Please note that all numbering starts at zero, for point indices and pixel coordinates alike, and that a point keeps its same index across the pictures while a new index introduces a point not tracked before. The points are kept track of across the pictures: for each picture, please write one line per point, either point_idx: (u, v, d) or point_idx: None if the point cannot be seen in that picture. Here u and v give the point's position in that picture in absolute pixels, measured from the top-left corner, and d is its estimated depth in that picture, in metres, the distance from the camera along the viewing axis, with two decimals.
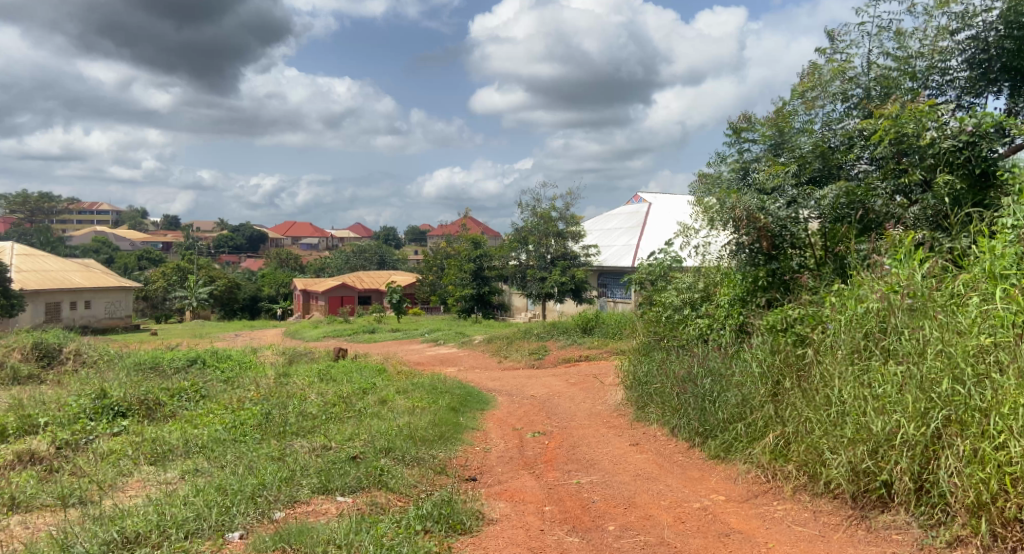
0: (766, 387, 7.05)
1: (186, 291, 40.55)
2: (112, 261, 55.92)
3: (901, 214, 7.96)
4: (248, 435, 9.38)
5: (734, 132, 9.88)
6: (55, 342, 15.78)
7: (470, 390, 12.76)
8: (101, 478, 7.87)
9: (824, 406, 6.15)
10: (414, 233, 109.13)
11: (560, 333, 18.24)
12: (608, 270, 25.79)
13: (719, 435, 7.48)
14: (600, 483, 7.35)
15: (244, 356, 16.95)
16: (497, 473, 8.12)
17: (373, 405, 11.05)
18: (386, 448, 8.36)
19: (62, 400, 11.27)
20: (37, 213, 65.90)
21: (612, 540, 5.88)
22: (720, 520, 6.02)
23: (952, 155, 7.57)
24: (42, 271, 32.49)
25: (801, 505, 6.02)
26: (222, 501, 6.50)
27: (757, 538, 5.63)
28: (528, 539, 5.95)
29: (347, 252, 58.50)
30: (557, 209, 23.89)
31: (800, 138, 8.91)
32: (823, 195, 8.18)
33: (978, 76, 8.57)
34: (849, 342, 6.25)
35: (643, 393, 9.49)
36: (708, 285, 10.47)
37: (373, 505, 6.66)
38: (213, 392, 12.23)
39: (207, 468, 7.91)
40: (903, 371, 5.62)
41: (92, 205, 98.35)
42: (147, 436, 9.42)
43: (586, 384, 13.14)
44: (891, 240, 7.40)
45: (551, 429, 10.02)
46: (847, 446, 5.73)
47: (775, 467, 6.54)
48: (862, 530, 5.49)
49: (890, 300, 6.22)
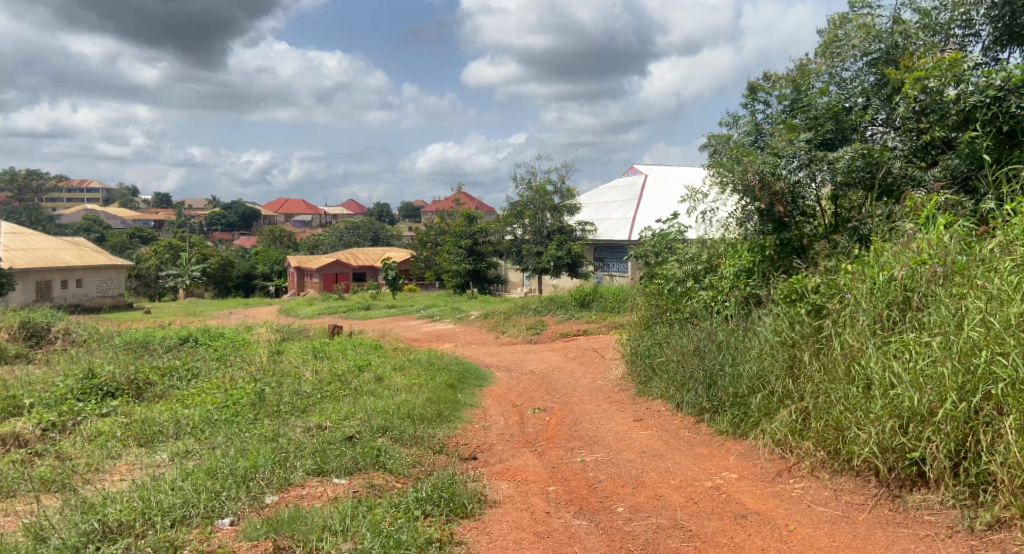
0: (781, 359, 6.77)
1: (179, 269, 40.09)
2: (102, 240, 55.37)
3: (921, 176, 7.79)
4: (241, 415, 9.07)
5: (748, 91, 9.61)
6: (44, 322, 15.43)
7: (468, 367, 12.49)
8: (87, 461, 7.56)
9: (847, 382, 5.87)
10: (407, 209, 108.66)
11: (557, 307, 17.93)
12: (604, 243, 25.43)
13: (729, 410, 7.21)
14: (606, 461, 7.06)
15: (237, 334, 16.60)
16: (497, 451, 7.83)
17: (370, 383, 10.73)
18: (383, 427, 8.05)
19: (48, 380, 10.93)
20: (26, 191, 65.09)
21: (622, 523, 5.58)
22: (735, 500, 5.73)
23: (978, 110, 7.26)
24: (31, 249, 31.98)
25: (820, 483, 5.76)
26: (212, 486, 6.18)
27: (777, 520, 5.35)
28: (534, 523, 5.65)
29: (339, 228, 58.04)
30: (554, 182, 23.50)
31: (814, 98, 8.59)
32: (838, 157, 7.90)
33: (1003, 29, 8.13)
34: (872, 312, 5.99)
35: (646, 367, 9.17)
36: (712, 255, 10.26)
37: (371, 487, 6.38)
38: (204, 371, 11.90)
39: (197, 451, 7.60)
40: (939, 342, 5.32)
41: (81, 183, 97.49)
42: (136, 417, 9.09)
43: (586, 358, 12.86)
44: (912, 204, 7.19)
45: (552, 405, 9.72)
46: (874, 422, 5.45)
47: (792, 444, 6.28)
48: (890, 510, 5.22)
49: (918, 266, 5.95)
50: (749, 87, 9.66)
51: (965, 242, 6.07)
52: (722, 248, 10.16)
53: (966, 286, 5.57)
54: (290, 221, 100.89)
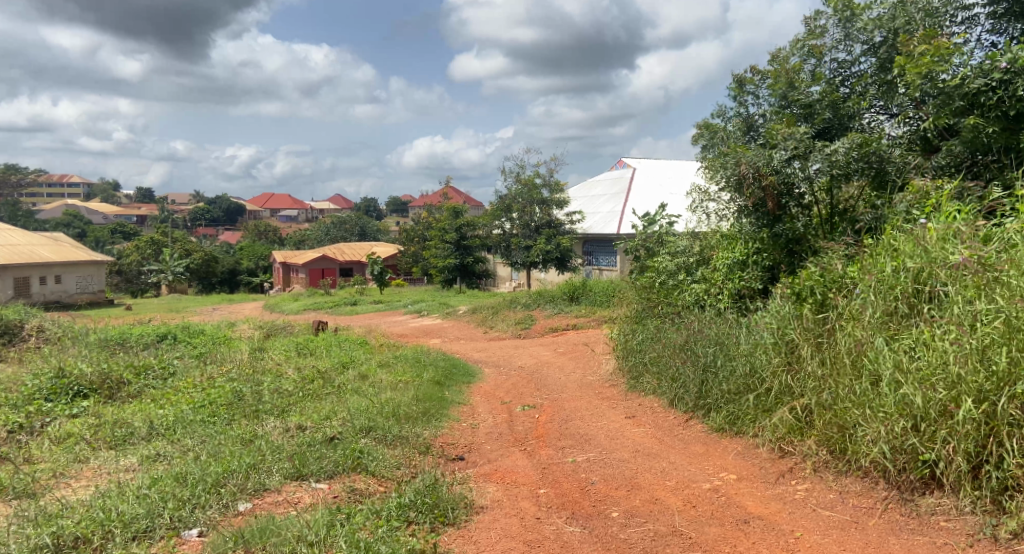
0: (779, 355, 6.44)
1: (162, 265, 39.45)
2: (84, 235, 54.55)
3: (922, 164, 7.46)
4: (217, 415, 8.70)
5: (735, 86, 9.27)
6: (17, 319, 14.93)
7: (455, 362, 12.13)
8: (51, 467, 7.17)
9: (854, 377, 5.58)
10: (394, 205, 108.06)
11: (546, 301, 17.59)
12: (594, 238, 25.08)
13: (723, 407, 6.89)
14: (598, 461, 6.73)
15: (217, 331, 16.14)
16: (485, 451, 7.48)
17: (354, 381, 10.36)
18: (366, 427, 7.70)
19: (17, 379, 10.48)
20: (6, 187, 63.93)
21: (617, 530, 5.24)
22: (735, 504, 5.41)
23: (983, 94, 6.95)
24: (7, 246, 31.33)
25: (825, 484, 5.45)
26: (180, 494, 5.82)
27: (782, 526, 5.03)
28: (524, 531, 5.31)
29: (326, 223, 57.40)
30: (542, 175, 23.12)
31: (808, 86, 8.22)
32: (835, 147, 7.33)
33: (1003, 11, 7.85)
34: (879, 306, 5.70)
35: (637, 363, 8.83)
36: (704, 248, 9.88)
37: (352, 493, 6.04)
38: (181, 368, 11.49)
39: (169, 454, 7.24)
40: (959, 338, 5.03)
41: (63, 178, 96.40)
42: (107, 418, 8.70)
43: (576, 352, 12.55)
44: (915, 191, 6.93)
45: (542, 402, 9.37)
46: (882, 420, 5.18)
47: (792, 442, 5.98)
48: (902, 515, 4.92)
49: (929, 255, 5.63)
50: (735, 81, 9.30)
51: (975, 227, 5.80)
52: (715, 240, 9.80)
53: (986, 279, 5.24)
54: (277, 217, 100.20)
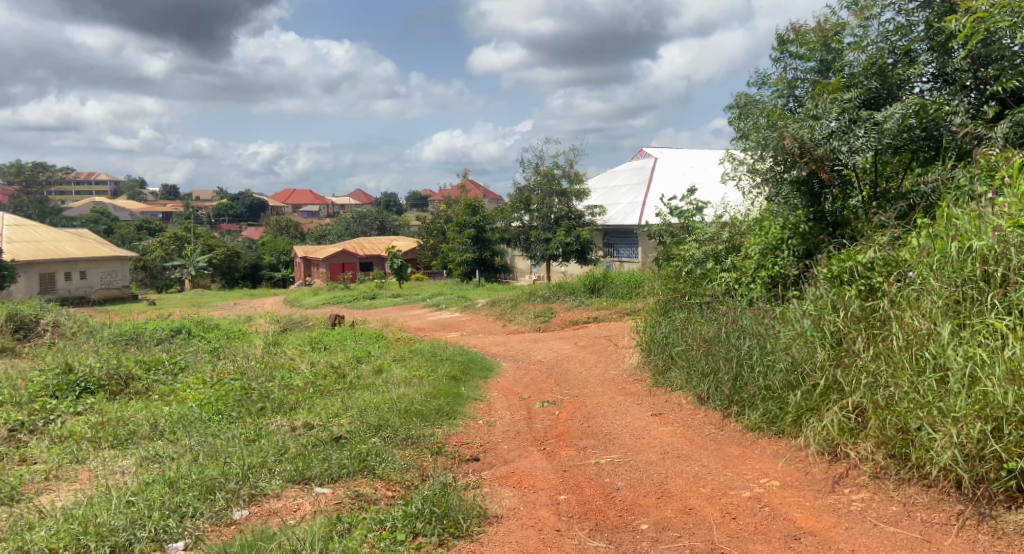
0: (825, 349, 5.81)
1: (184, 260, 39.29)
2: (109, 230, 54.67)
3: (987, 133, 6.73)
4: (223, 413, 8.23)
5: (779, 44, 8.59)
6: (33, 314, 14.60)
7: (473, 356, 11.61)
8: (44, 469, 6.73)
9: (913, 372, 4.99)
10: (414, 198, 107.81)
11: (567, 293, 16.99)
12: (614, 229, 24.46)
13: (761, 405, 6.28)
14: (623, 464, 6.17)
15: (233, 325, 15.70)
16: (502, 451, 6.95)
17: (367, 376, 9.87)
18: (377, 425, 7.20)
19: (23, 375, 10.07)
20: (32, 185, 64.27)
21: (647, 545, 4.69)
22: (783, 516, 4.83)
23: None
24: (31, 241, 31.26)
25: (884, 495, 4.86)
26: (169, 500, 5.33)
27: (838, 544, 4.45)
28: (542, 546, 4.74)
29: (346, 218, 57.22)
30: (561, 166, 22.60)
31: (853, 52, 7.53)
32: (887, 116, 6.77)
33: None
34: (944, 293, 5.11)
35: (664, 356, 8.24)
36: (734, 234, 9.20)
37: (355, 500, 5.52)
38: (193, 363, 11.05)
39: (165, 455, 6.77)
40: None
41: (88, 176, 97.23)
42: (110, 416, 8.26)
43: (597, 345, 11.98)
44: (981, 162, 6.35)
45: (562, 397, 8.87)
46: (956, 424, 4.58)
47: (841, 445, 5.37)
48: (981, 532, 4.34)
49: (1008, 234, 5.03)
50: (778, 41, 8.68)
51: None
52: (745, 225, 9.15)
53: None
54: (297, 211, 100.46)
